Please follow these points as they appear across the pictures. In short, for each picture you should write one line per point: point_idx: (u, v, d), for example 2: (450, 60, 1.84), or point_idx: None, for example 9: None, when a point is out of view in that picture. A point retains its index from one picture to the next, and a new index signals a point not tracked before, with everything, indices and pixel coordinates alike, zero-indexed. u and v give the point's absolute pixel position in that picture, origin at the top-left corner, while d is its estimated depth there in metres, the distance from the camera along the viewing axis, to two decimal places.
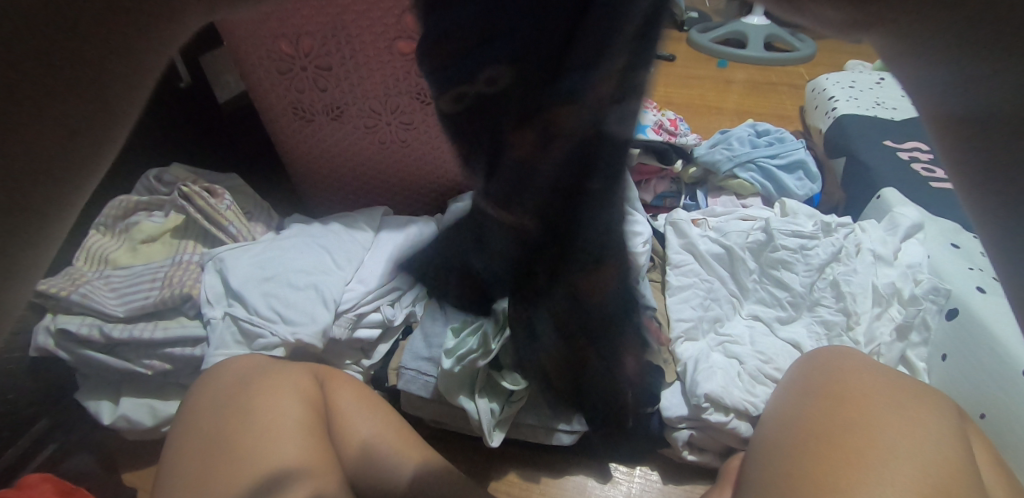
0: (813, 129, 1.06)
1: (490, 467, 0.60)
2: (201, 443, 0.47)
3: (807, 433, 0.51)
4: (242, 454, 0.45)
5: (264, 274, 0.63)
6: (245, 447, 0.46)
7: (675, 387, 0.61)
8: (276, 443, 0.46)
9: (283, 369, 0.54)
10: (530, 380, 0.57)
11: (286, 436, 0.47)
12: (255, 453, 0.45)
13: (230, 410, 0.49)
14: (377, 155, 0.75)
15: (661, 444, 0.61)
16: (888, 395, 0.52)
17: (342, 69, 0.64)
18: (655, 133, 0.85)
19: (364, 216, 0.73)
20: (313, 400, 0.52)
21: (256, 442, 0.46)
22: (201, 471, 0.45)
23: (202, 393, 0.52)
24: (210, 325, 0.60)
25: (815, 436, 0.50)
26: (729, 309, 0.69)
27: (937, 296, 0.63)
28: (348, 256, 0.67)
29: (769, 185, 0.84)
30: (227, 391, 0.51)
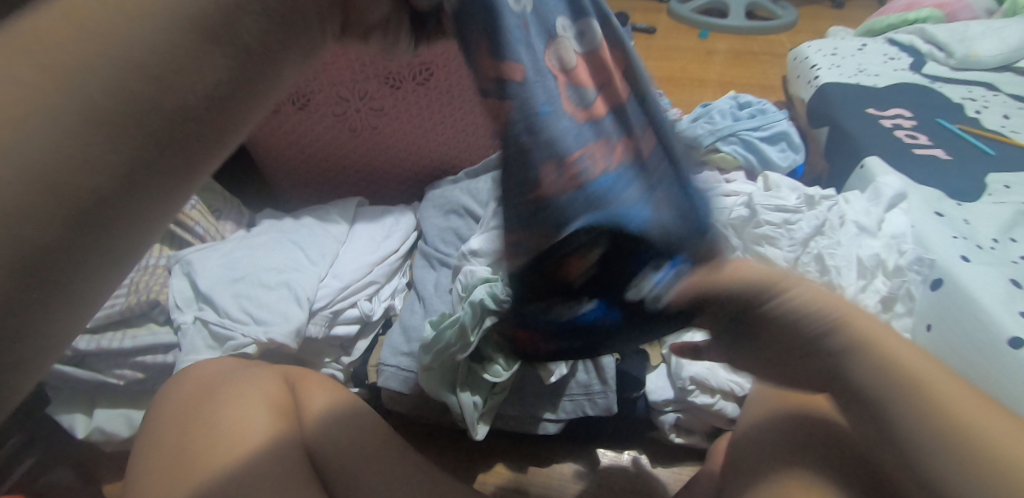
0: (795, 99, 1.05)
1: (475, 458, 0.59)
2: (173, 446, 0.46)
3: (792, 413, 0.50)
4: (214, 458, 0.44)
5: (234, 274, 0.61)
6: (216, 457, 0.44)
7: (661, 369, 0.60)
8: (249, 444, 0.45)
9: (252, 374, 0.53)
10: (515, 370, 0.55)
11: (257, 444, 0.45)
12: (230, 455, 0.44)
13: (197, 418, 0.47)
14: (347, 143, 0.74)
15: (648, 427, 0.60)
16: None
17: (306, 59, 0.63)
18: None
19: (337, 209, 0.71)
20: (282, 405, 0.50)
21: (227, 452, 0.44)
22: (174, 475, 0.44)
23: (167, 404, 0.49)
24: (181, 331, 0.58)
25: (800, 415, 0.49)
26: None
27: (921, 266, 0.62)
28: (322, 252, 0.65)
29: (752, 157, 0.82)
30: (191, 400, 0.49)
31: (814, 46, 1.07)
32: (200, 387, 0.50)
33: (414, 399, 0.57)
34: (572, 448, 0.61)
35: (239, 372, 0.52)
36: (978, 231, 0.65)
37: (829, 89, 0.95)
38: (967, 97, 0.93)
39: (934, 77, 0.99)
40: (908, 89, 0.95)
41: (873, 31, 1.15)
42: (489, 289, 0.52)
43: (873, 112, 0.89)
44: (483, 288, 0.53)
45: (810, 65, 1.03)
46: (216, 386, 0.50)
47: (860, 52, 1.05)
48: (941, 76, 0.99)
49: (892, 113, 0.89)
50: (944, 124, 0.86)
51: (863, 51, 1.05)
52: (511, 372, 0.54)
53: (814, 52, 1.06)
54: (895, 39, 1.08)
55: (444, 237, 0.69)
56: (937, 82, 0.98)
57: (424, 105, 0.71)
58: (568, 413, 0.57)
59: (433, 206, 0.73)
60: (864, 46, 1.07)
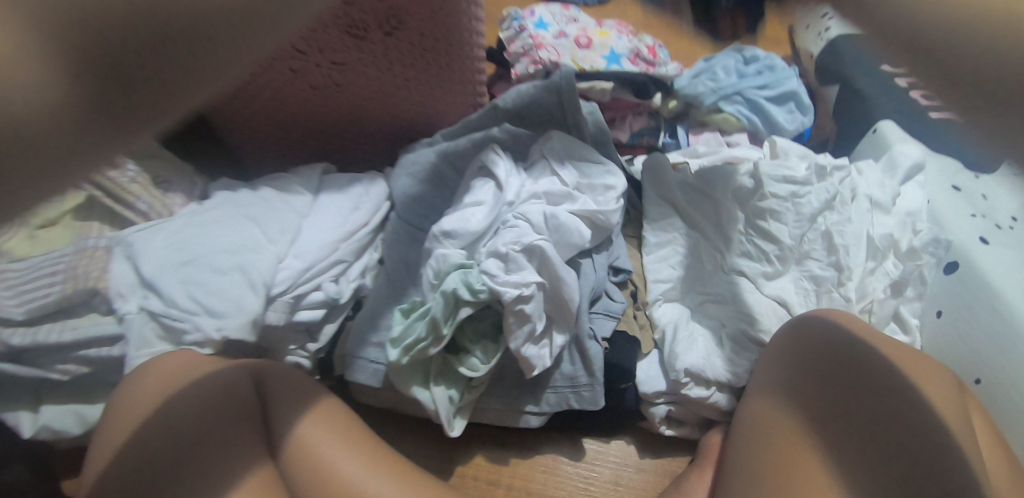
0: (803, 52, 0.97)
1: (454, 451, 0.56)
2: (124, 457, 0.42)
3: (791, 402, 0.48)
4: (169, 476, 0.42)
5: (182, 257, 0.54)
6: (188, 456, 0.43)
7: (653, 357, 0.56)
8: (226, 458, 0.44)
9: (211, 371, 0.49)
10: (494, 362, 0.50)
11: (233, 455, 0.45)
12: (193, 466, 0.43)
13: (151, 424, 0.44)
14: (309, 101, 0.66)
15: (638, 417, 0.57)
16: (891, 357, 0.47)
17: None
18: (631, 62, 0.77)
19: (299, 179, 0.64)
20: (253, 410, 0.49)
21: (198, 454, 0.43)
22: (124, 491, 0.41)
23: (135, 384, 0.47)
24: (125, 322, 0.52)
25: (793, 405, 0.48)
26: (710, 264, 0.63)
27: (938, 248, 0.58)
28: (281, 228, 0.58)
29: (757, 118, 0.76)
30: (163, 380, 0.47)
31: None
32: (155, 386, 0.46)
33: (386, 393, 0.53)
34: (557, 438, 0.57)
35: (198, 370, 0.48)
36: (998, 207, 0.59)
37: (841, 42, 0.88)
38: None
39: None
40: None
41: None
42: (464, 278, 0.47)
43: None
44: (456, 275, 0.48)
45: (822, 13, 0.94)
46: (175, 385, 0.47)
47: None
48: None
49: None
50: None
51: None
52: (488, 366, 0.50)
53: None
54: None
55: (419, 211, 0.64)
56: None
57: (394, 56, 0.63)
58: (553, 406, 0.53)
59: (406, 173, 0.65)
60: None
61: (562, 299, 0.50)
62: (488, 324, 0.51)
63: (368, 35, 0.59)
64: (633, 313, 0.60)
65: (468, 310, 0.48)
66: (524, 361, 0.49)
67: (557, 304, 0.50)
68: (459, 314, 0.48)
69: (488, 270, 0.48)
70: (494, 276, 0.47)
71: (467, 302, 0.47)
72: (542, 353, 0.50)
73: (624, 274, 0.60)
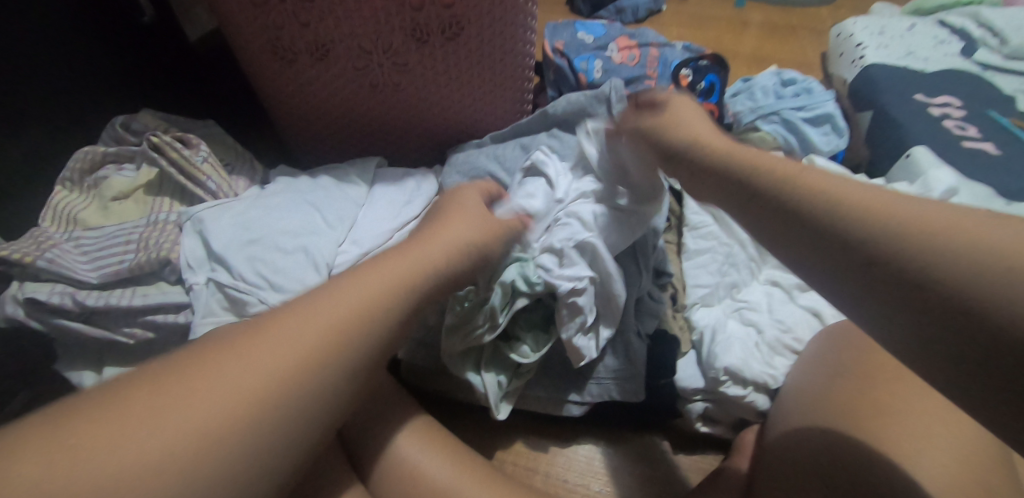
0: (837, 78, 1.00)
1: (497, 434, 0.58)
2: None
3: (827, 405, 0.48)
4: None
5: (249, 236, 0.57)
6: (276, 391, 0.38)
7: (691, 357, 0.58)
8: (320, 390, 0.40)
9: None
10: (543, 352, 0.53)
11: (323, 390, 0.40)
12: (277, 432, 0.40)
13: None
14: (367, 100, 0.70)
15: (673, 415, 0.59)
16: None
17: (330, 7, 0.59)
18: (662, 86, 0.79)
19: (356, 169, 0.67)
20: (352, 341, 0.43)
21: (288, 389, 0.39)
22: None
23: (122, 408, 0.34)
24: (192, 293, 0.55)
25: (832, 406, 0.48)
26: (747, 274, 0.65)
27: None
28: (340, 215, 0.62)
29: (794, 139, 0.78)
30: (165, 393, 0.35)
31: (861, 22, 1.02)
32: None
33: (437, 374, 0.56)
34: (595, 430, 0.59)
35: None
36: None
37: (874, 70, 0.91)
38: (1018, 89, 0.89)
39: (983, 64, 0.95)
40: (956, 76, 0.91)
41: (923, 10, 1.10)
42: (521, 271, 0.51)
43: (921, 98, 0.85)
44: (513, 267, 0.51)
45: (856, 42, 0.98)
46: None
47: (909, 32, 1.00)
48: (991, 64, 0.95)
49: (940, 100, 0.85)
50: (994, 116, 0.82)
51: (911, 31, 1.00)
52: (538, 354, 0.52)
53: (860, 29, 1.00)
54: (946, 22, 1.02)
55: None
56: (986, 70, 0.94)
57: (453, 61, 0.66)
58: (594, 396, 0.55)
59: (458, 170, 0.69)
60: (913, 26, 1.02)
61: (609, 293, 0.52)
62: (538, 317, 0.54)
63: (429, 39, 0.63)
64: (672, 314, 0.61)
65: (523, 302, 0.51)
66: (574, 350, 0.52)
67: (606, 300, 0.53)
68: (515, 305, 0.51)
69: (544, 265, 0.51)
70: (550, 270, 0.51)
71: (522, 295, 0.51)
72: (589, 345, 0.53)
73: (665, 276, 0.62)
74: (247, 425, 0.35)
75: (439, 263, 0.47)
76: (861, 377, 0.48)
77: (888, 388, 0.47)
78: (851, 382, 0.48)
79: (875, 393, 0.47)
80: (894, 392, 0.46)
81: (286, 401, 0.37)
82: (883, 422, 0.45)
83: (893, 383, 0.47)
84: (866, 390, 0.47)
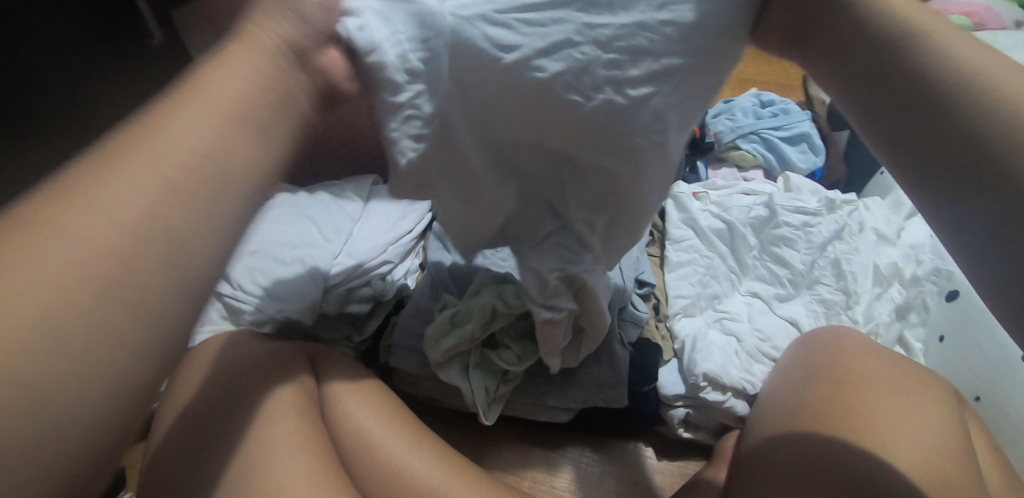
0: (816, 99, 1.04)
1: (486, 441, 0.60)
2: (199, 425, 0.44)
3: (803, 413, 0.49)
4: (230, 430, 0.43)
5: (248, 248, 0.61)
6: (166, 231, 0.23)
7: (673, 365, 0.60)
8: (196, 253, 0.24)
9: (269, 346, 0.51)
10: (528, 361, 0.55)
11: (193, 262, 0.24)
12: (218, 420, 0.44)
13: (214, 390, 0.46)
14: None
15: (656, 421, 0.60)
16: (890, 378, 0.50)
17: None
18: None
19: (352, 185, 0.70)
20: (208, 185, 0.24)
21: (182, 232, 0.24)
22: (194, 452, 0.42)
23: None
24: None
25: (809, 413, 0.49)
26: (728, 285, 0.67)
27: (939, 277, 0.62)
28: (336, 229, 0.65)
29: (772, 157, 0.82)
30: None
31: None
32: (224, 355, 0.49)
33: (426, 381, 0.58)
34: (580, 437, 0.61)
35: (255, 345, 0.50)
36: None
37: None
38: None
39: None
40: None
41: None
42: (500, 293, 0.52)
43: None
44: (493, 290, 0.52)
45: None
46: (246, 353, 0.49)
47: None
48: None
49: None
50: None
51: None
52: (525, 363, 0.55)
53: None
54: None
55: None
56: None
57: None
58: (579, 402, 0.57)
59: None
60: None
61: (595, 317, 0.46)
62: (524, 326, 0.56)
63: None
64: (654, 324, 0.64)
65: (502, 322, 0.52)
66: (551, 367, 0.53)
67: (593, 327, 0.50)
68: (494, 324, 0.53)
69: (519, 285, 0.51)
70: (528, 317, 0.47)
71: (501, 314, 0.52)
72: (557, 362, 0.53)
73: (648, 287, 0.65)
74: (167, 277, 0.22)
75: (288, 82, 0.26)
76: (848, 388, 0.49)
77: (874, 398, 0.48)
78: (840, 396, 0.49)
79: (859, 403, 0.48)
80: (882, 403, 0.47)
81: (225, 205, 0.23)
82: (869, 430, 0.45)
83: (879, 395, 0.48)
84: (853, 399, 0.48)
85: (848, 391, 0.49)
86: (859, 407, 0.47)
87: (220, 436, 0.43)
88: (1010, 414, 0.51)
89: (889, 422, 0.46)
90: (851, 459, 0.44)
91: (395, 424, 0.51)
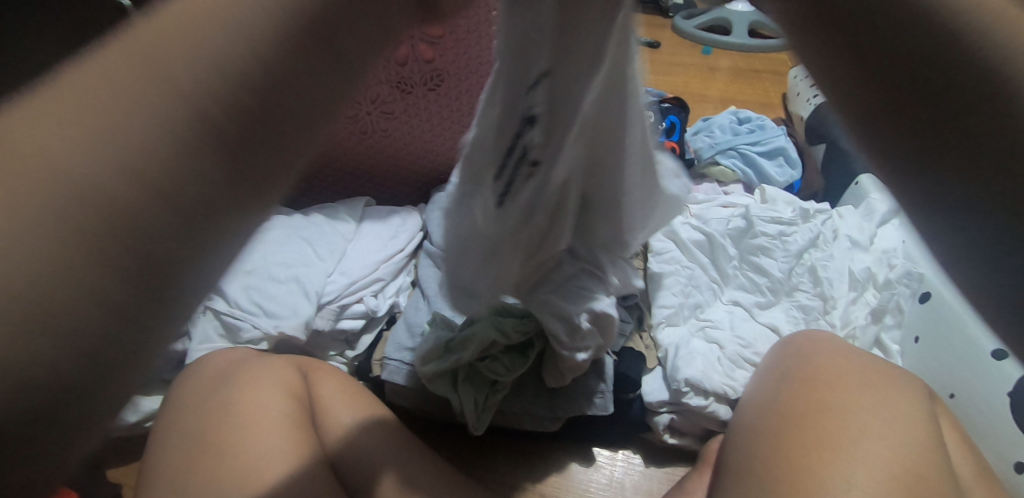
0: (794, 115, 1.08)
1: (475, 453, 0.61)
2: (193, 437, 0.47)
3: (779, 414, 0.51)
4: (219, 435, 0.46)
5: (244, 267, 0.63)
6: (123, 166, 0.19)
7: (657, 372, 0.62)
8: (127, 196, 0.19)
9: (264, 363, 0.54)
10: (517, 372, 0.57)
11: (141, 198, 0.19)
12: None
13: (211, 402, 0.49)
14: (356, 146, 0.79)
15: (644, 428, 0.62)
16: (862, 376, 0.51)
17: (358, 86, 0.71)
18: None
19: (345, 207, 0.73)
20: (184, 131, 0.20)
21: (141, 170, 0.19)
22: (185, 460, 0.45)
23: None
24: (191, 320, 0.60)
25: (785, 413, 0.50)
26: (710, 295, 0.69)
27: (911, 280, 0.65)
28: (330, 248, 0.68)
29: (751, 171, 0.85)
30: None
31: None
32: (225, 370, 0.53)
33: (416, 394, 0.60)
34: (567, 446, 0.62)
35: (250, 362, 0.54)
36: None
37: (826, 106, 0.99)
38: None
39: None
40: None
41: None
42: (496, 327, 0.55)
43: None
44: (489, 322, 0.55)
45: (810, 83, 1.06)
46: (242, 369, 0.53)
47: None
48: None
49: None
50: None
51: None
52: (513, 373, 0.57)
53: None
54: None
55: None
56: None
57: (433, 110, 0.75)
58: (567, 412, 0.59)
59: None
60: None
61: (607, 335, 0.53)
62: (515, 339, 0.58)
63: (412, 89, 0.73)
64: (638, 334, 0.65)
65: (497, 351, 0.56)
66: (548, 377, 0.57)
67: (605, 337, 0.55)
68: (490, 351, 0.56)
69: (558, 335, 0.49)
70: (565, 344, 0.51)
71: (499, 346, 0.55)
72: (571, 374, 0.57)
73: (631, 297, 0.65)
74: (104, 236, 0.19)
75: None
76: (811, 389, 0.51)
77: (835, 395, 0.50)
78: (805, 400, 0.51)
79: (822, 400, 0.50)
80: (844, 400, 0.49)
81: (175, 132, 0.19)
82: (833, 425, 0.47)
83: (840, 393, 0.50)
84: (816, 401, 0.50)
85: (812, 392, 0.51)
86: (824, 405, 0.49)
87: (222, 445, 0.46)
88: (984, 409, 0.53)
89: (852, 416, 0.48)
90: (816, 453, 0.46)
91: (386, 436, 0.53)
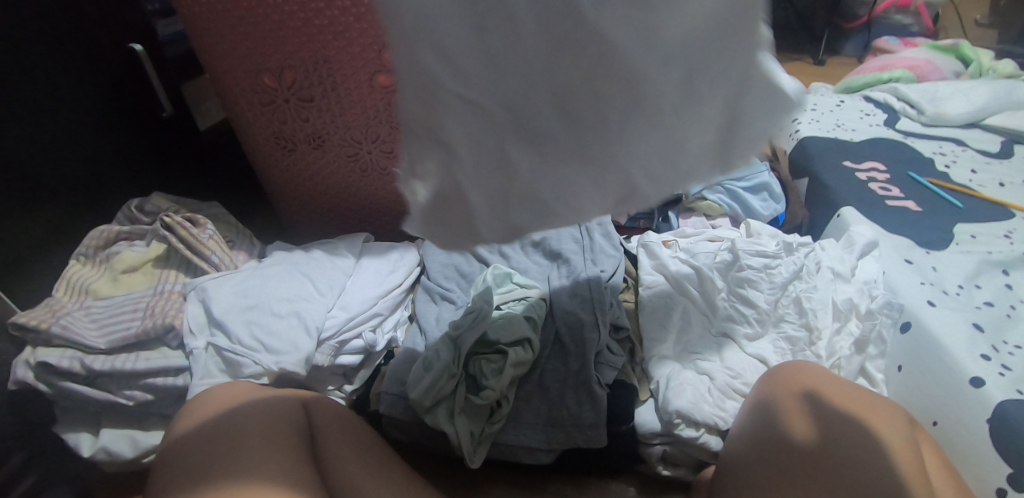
0: None
1: (472, 487, 0.62)
2: (208, 462, 0.48)
3: (767, 451, 0.52)
4: (231, 461, 0.48)
5: (246, 302, 0.65)
6: None
7: (649, 404, 0.63)
8: None
9: (270, 396, 0.56)
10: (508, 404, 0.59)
11: None
12: None
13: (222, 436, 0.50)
14: (357, 182, 0.82)
15: (637, 460, 0.63)
16: (844, 403, 0.53)
17: (358, 127, 0.74)
18: None
19: (345, 244, 0.75)
20: None
21: None
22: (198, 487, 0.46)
23: None
24: (192, 356, 0.62)
25: (773, 449, 0.52)
26: (699, 327, 0.70)
27: (892, 310, 0.67)
28: (330, 284, 0.69)
29: (737, 205, 0.87)
30: None
31: None
32: (238, 407, 0.53)
33: (412, 427, 0.61)
34: (562, 478, 0.63)
35: (258, 399, 0.55)
36: (945, 278, 0.70)
37: (807, 141, 1.03)
38: (937, 152, 1.00)
39: (906, 132, 1.07)
40: (881, 143, 1.02)
41: (850, 89, 1.26)
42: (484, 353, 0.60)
43: (849, 164, 0.96)
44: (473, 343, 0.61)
45: (792, 119, 1.11)
46: (252, 403, 0.54)
47: (837, 108, 1.14)
48: (913, 131, 1.07)
49: (867, 165, 0.96)
50: (915, 177, 0.92)
51: (840, 106, 1.15)
52: None
53: None
54: (871, 96, 1.19)
55: (446, 274, 0.74)
56: (910, 137, 1.06)
57: None
58: (561, 443, 0.60)
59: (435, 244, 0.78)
60: (841, 103, 1.16)
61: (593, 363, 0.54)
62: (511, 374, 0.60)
63: None
64: (630, 367, 0.67)
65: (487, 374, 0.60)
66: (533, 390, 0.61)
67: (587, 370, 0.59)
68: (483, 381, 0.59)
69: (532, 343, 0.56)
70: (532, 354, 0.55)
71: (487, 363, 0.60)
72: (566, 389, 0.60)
73: (623, 330, 0.68)
74: None
75: None
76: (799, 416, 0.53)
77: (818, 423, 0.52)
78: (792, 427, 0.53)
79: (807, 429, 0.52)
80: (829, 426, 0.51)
81: None
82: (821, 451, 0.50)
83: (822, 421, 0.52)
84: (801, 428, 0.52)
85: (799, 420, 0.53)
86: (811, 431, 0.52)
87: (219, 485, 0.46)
88: (968, 438, 0.55)
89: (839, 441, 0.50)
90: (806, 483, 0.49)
91: (382, 476, 0.54)
